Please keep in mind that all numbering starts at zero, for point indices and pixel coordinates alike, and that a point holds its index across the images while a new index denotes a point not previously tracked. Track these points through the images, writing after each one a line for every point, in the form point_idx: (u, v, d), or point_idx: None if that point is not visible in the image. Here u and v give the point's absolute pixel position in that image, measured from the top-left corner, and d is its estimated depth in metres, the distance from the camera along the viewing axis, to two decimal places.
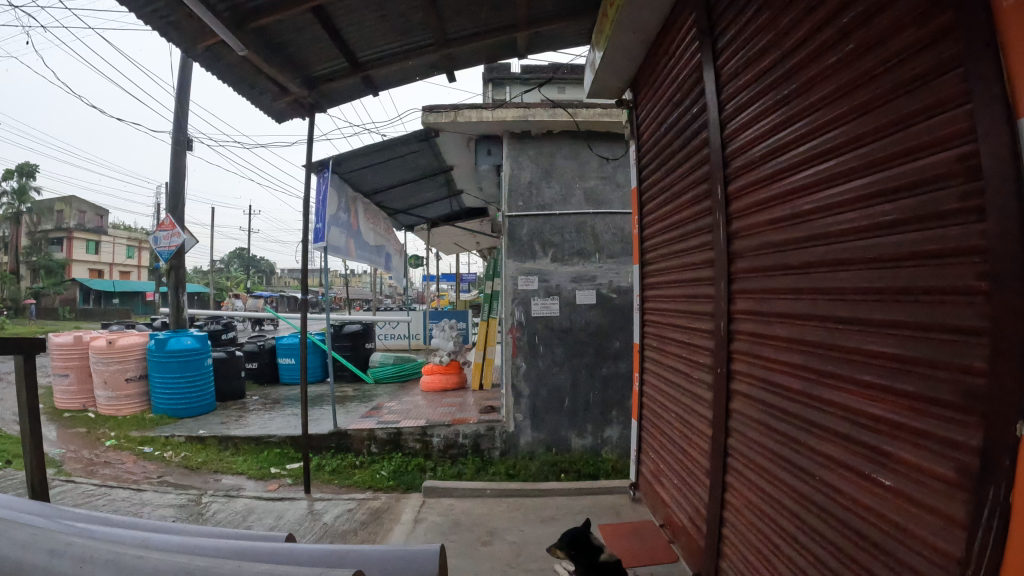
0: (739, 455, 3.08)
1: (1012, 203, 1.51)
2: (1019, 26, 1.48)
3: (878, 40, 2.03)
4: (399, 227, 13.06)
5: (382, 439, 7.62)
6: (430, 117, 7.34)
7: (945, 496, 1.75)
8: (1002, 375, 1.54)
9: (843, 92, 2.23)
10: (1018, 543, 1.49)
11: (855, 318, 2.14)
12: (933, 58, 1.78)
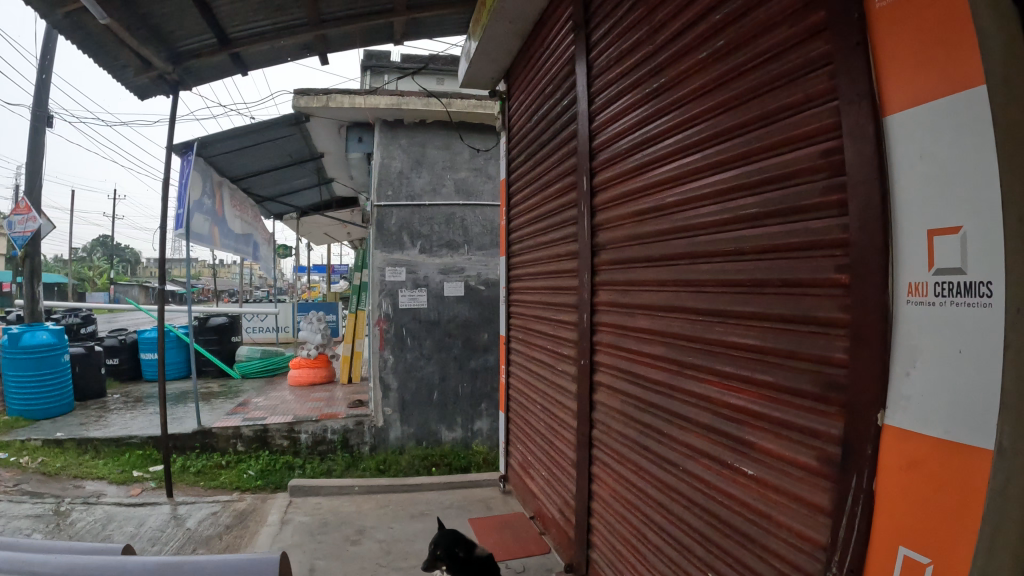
0: (605, 446, 3.05)
1: (874, 198, 1.50)
2: (892, 22, 1.47)
3: (750, 36, 2.02)
4: (268, 215, 12.42)
5: (249, 437, 7.17)
6: (301, 100, 6.91)
7: (809, 484, 1.75)
8: (862, 366, 1.54)
9: (711, 87, 2.21)
10: (883, 530, 1.48)
11: (715, 310, 2.12)
12: (802, 55, 1.78)
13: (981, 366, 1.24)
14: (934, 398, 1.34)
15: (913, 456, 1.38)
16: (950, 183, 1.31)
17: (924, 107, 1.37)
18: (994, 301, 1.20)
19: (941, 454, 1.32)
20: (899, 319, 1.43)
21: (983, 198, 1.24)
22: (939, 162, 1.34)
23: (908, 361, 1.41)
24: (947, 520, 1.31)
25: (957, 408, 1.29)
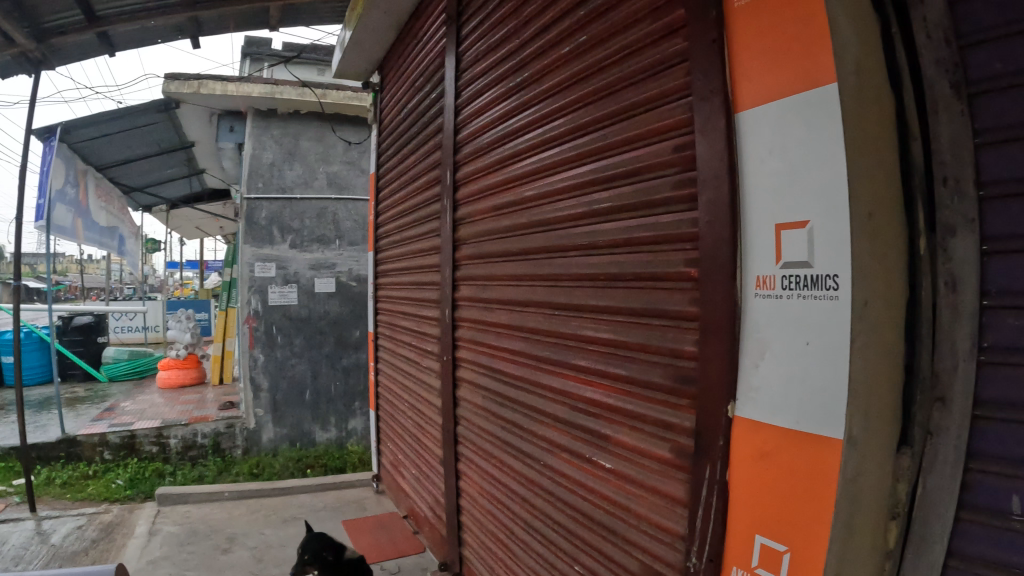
0: (469, 442, 2.95)
1: (723, 191, 1.46)
2: (750, 20, 1.43)
3: (609, 34, 1.97)
4: (136, 207, 11.56)
5: (115, 445, 6.43)
6: (172, 85, 6.35)
7: (663, 476, 1.69)
8: (711, 359, 1.49)
9: (571, 82, 2.15)
10: (740, 522, 1.43)
11: (571, 303, 2.06)
12: (660, 52, 1.74)
13: (829, 359, 1.20)
14: (782, 392, 1.30)
15: (765, 448, 1.35)
16: (798, 176, 1.27)
17: (777, 101, 1.35)
18: (841, 293, 1.17)
19: (790, 445, 1.29)
20: (746, 314, 1.39)
21: (830, 189, 1.21)
22: (787, 154, 1.30)
23: (755, 355, 1.36)
24: (798, 509, 1.29)
25: (803, 400, 1.26)
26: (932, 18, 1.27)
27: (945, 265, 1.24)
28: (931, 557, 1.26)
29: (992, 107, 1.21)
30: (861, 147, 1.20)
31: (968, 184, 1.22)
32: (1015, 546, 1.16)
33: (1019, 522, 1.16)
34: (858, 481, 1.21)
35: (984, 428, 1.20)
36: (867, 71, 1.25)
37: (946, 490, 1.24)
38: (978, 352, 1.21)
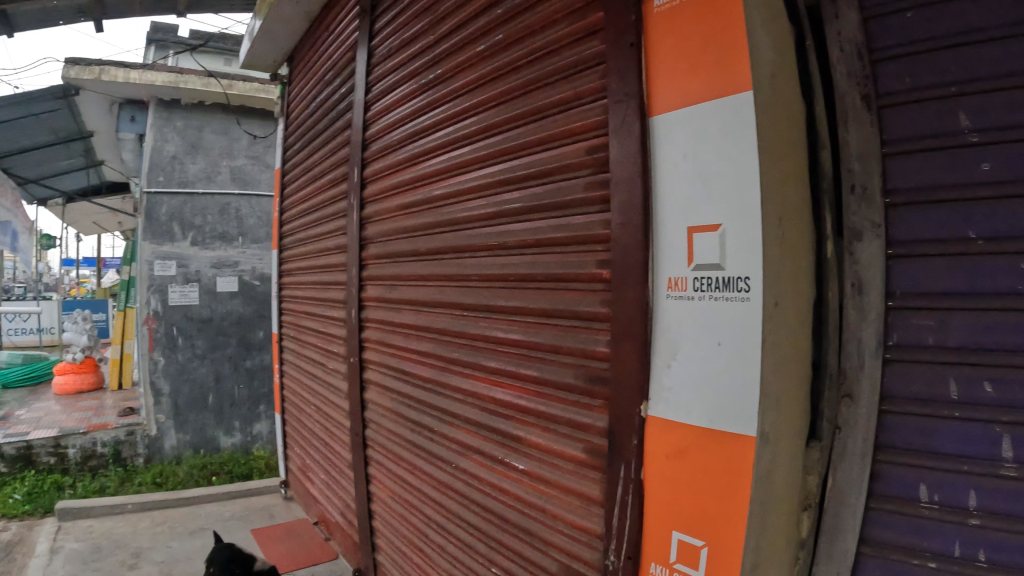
0: (377, 444, 2.69)
1: (637, 194, 1.34)
2: (668, 30, 1.33)
3: (528, 32, 1.77)
4: (29, 201, 10.80)
5: (10, 456, 5.70)
6: (71, 70, 5.88)
7: (577, 476, 1.54)
8: (624, 359, 1.35)
9: (488, 80, 1.93)
10: (658, 520, 1.33)
11: (477, 304, 1.82)
12: (576, 54, 1.58)
13: (740, 360, 1.15)
14: (694, 390, 1.22)
15: (681, 446, 1.26)
16: (709, 177, 1.21)
17: (691, 106, 1.26)
18: (753, 296, 1.12)
19: (704, 441, 1.21)
20: (656, 317, 1.29)
21: (739, 189, 1.15)
22: (701, 157, 1.22)
23: (667, 354, 1.27)
24: (711, 506, 1.21)
25: (713, 397, 1.19)
26: (845, 32, 1.31)
27: (851, 267, 1.27)
28: (843, 547, 1.28)
29: (900, 118, 1.26)
30: (772, 148, 1.17)
31: (875, 191, 1.26)
32: (923, 532, 1.20)
33: (927, 509, 1.19)
34: (773, 476, 1.19)
35: (891, 422, 1.23)
36: (781, 75, 1.24)
37: (856, 482, 1.26)
38: (884, 351, 1.24)
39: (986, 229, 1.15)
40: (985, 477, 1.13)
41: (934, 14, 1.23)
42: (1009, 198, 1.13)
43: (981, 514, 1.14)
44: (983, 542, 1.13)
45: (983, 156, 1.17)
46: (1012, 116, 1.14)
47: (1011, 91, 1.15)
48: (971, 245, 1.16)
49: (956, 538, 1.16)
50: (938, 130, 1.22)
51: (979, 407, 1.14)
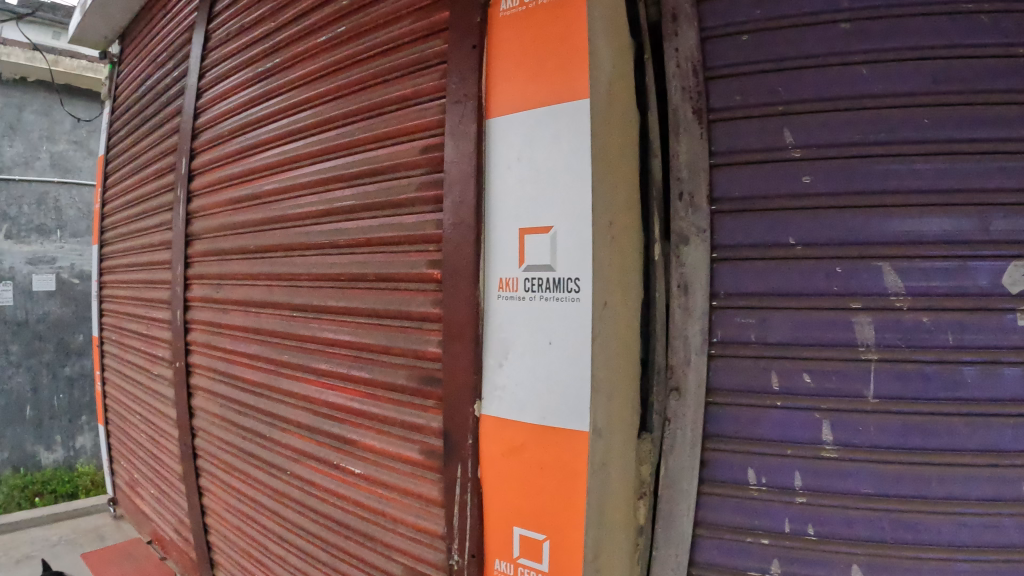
0: (208, 455, 2.46)
1: (470, 194, 1.27)
2: (510, 34, 1.28)
3: (371, 27, 1.65)
4: None
5: None
6: None
7: (414, 478, 1.46)
8: (454, 359, 1.29)
9: (325, 74, 1.79)
10: (499, 518, 1.29)
11: (307, 305, 1.69)
12: (418, 53, 1.49)
13: (571, 358, 1.12)
14: (528, 389, 1.18)
15: (516, 443, 1.22)
16: (543, 179, 1.17)
17: (531, 111, 1.22)
18: (583, 296, 1.10)
19: (540, 437, 1.18)
20: (487, 319, 1.24)
21: (573, 189, 1.13)
22: (536, 159, 1.18)
23: (498, 353, 1.22)
24: (552, 501, 1.19)
25: (548, 392, 1.15)
26: (683, 50, 1.29)
27: (678, 270, 1.25)
28: (680, 529, 1.28)
29: (729, 132, 1.27)
30: (606, 151, 1.14)
31: (702, 197, 1.24)
32: (753, 511, 1.25)
33: (756, 491, 1.24)
34: (608, 471, 1.17)
35: (717, 413, 1.25)
36: (618, 83, 1.21)
37: (688, 467, 1.26)
38: (709, 345, 1.25)
39: (804, 236, 1.21)
40: (808, 459, 1.21)
41: (766, 39, 1.27)
42: (827, 208, 1.21)
43: (807, 492, 1.22)
44: (811, 516, 1.22)
45: (803, 170, 1.22)
46: (833, 136, 1.21)
47: (832, 114, 1.22)
48: (791, 250, 1.22)
49: (785, 514, 1.23)
50: (763, 143, 1.25)
51: (801, 397, 1.21)
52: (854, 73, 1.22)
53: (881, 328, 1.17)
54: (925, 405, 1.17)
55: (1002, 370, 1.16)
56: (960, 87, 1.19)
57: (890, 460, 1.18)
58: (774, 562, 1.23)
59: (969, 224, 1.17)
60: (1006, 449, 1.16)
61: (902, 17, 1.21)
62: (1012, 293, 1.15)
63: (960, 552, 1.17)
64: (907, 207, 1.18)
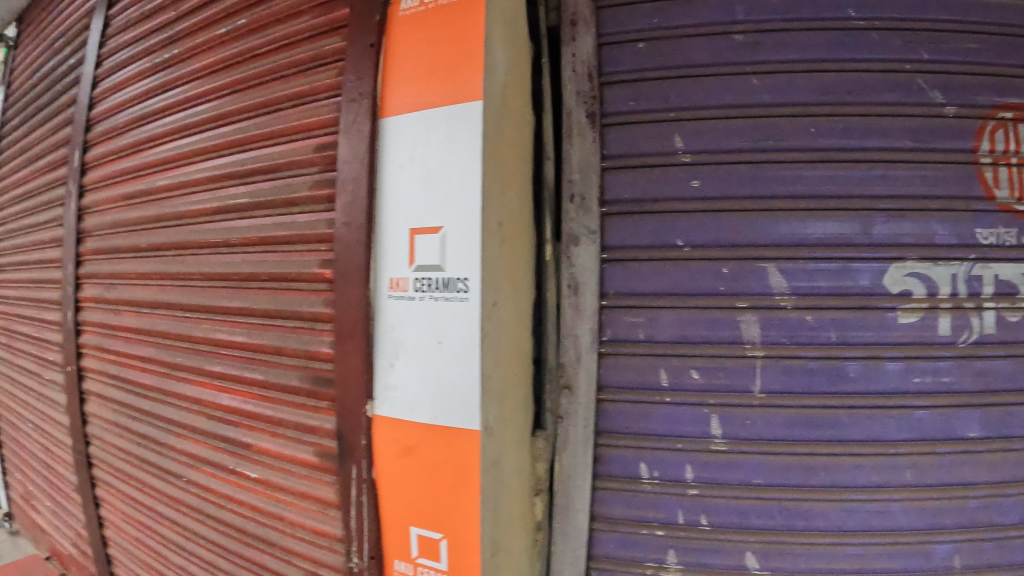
0: (104, 463, 2.34)
1: (362, 193, 1.25)
2: (409, 33, 1.27)
3: (271, 20, 1.60)
4: None
5: None
6: None
7: (312, 481, 1.43)
8: (346, 360, 1.27)
9: (222, 67, 1.73)
10: (396, 517, 1.28)
11: (200, 305, 1.63)
12: (318, 48, 1.46)
13: (460, 357, 1.12)
14: (418, 388, 1.17)
15: (409, 443, 1.21)
16: (433, 179, 1.16)
17: (422, 112, 1.20)
18: (471, 296, 1.10)
19: (430, 437, 1.17)
20: (377, 319, 1.23)
21: (461, 190, 1.12)
22: (427, 159, 1.18)
23: (390, 353, 1.21)
24: (446, 499, 1.19)
25: (437, 391, 1.15)
26: (580, 54, 1.30)
27: (568, 269, 1.27)
28: (576, 523, 1.30)
29: (621, 136, 1.29)
30: (495, 154, 1.15)
31: (593, 201, 1.27)
32: (647, 503, 1.28)
33: (649, 484, 1.27)
34: (500, 469, 1.18)
35: (608, 409, 1.28)
36: (512, 86, 1.22)
37: (582, 465, 1.28)
38: (599, 344, 1.28)
39: (691, 237, 1.25)
40: (698, 452, 1.25)
41: (662, 48, 1.29)
42: (715, 211, 1.24)
43: (698, 484, 1.25)
44: (704, 507, 1.25)
45: (692, 173, 1.26)
46: (722, 143, 1.25)
47: (721, 121, 1.25)
48: (679, 251, 1.25)
49: (679, 506, 1.26)
50: (654, 148, 1.27)
51: (688, 393, 1.24)
52: (746, 83, 1.26)
53: (766, 326, 1.22)
54: (809, 400, 1.22)
55: (884, 364, 1.23)
56: (846, 99, 1.25)
57: (778, 452, 1.23)
58: (671, 552, 1.27)
59: (852, 228, 1.23)
60: (890, 439, 1.23)
61: (796, 31, 1.26)
62: (893, 293, 1.22)
63: (849, 537, 1.23)
64: (791, 212, 1.23)
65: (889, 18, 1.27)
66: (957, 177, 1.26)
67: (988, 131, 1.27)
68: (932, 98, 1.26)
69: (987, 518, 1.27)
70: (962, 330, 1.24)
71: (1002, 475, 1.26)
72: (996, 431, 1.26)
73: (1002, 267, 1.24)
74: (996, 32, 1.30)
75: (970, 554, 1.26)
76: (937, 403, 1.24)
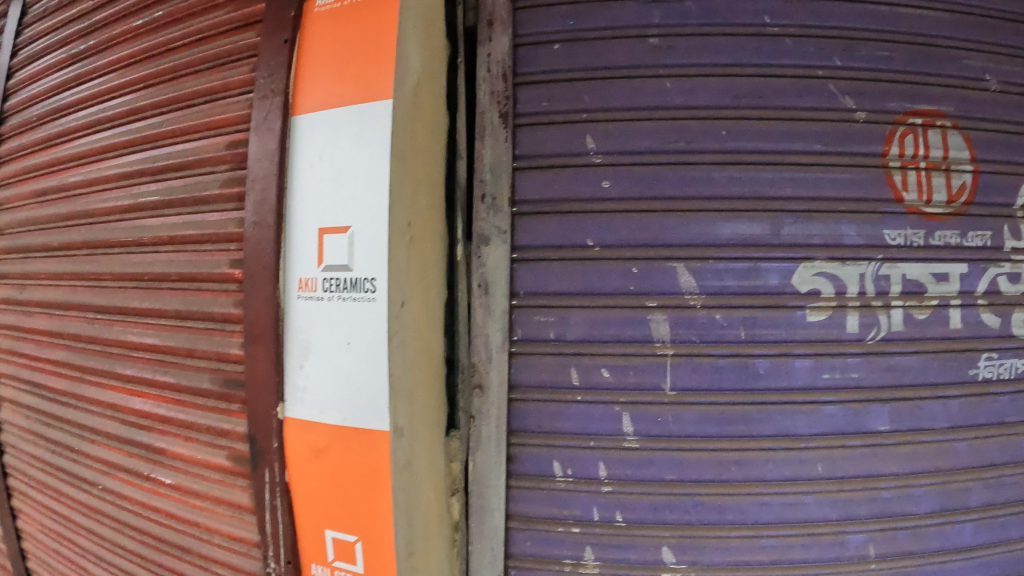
0: (19, 472, 2.25)
1: (271, 192, 1.23)
2: (325, 31, 1.24)
3: (179, 12, 1.54)
4: None
5: None
6: None
7: (224, 486, 1.40)
8: (255, 362, 1.25)
9: (131, 60, 1.66)
10: (310, 521, 1.25)
11: (112, 306, 1.59)
12: (230, 43, 1.41)
13: (368, 358, 1.11)
14: (328, 389, 1.16)
15: (319, 445, 1.19)
16: (342, 178, 1.15)
17: (334, 110, 1.18)
18: (379, 296, 1.09)
19: (341, 439, 1.16)
20: (288, 320, 1.21)
21: (369, 189, 1.11)
22: (336, 158, 1.16)
23: (300, 354, 1.20)
24: (358, 502, 1.17)
25: (346, 392, 1.14)
26: (495, 55, 1.30)
27: (479, 269, 1.28)
28: (493, 523, 1.29)
29: (533, 136, 1.29)
30: (404, 152, 1.15)
31: (503, 201, 1.28)
32: (562, 501, 1.28)
33: (562, 482, 1.27)
34: (411, 470, 1.17)
35: (520, 409, 1.28)
36: (426, 85, 1.22)
37: (496, 464, 1.28)
38: (510, 344, 1.28)
39: (601, 237, 1.26)
40: (610, 449, 1.26)
41: (577, 50, 1.29)
42: (625, 211, 1.26)
43: (611, 482, 1.26)
44: (618, 504, 1.26)
45: (603, 174, 1.27)
46: (632, 144, 1.27)
47: (632, 122, 1.27)
48: (589, 251, 1.26)
49: (593, 503, 1.27)
50: (565, 149, 1.28)
51: (599, 391, 1.26)
52: (659, 86, 1.27)
53: (675, 325, 1.24)
54: (720, 397, 1.24)
55: (794, 361, 1.26)
56: (758, 103, 1.28)
57: (690, 448, 1.25)
58: (588, 549, 1.27)
59: (761, 228, 1.25)
60: (801, 434, 1.26)
61: (712, 35, 1.28)
62: (802, 292, 1.25)
63: (765, 530, 1.26)
64: (699, 213, 1.25)
65: (802, 25, 1.30)
66: (868, 180, 1.30)
67: (898, 135, 1.32)
68: (842, 103, 1.30)
69: (899, 507, 1.31)
70: (869, 328, 1.28)
71: (912, 467, 1.31)
72: (905, 424, 1.31)
73: (910, 267, 1.30)
74: (905, 41, 1.35)
75: (883, 543, 1.30)
76: (846, 398, 1.27)
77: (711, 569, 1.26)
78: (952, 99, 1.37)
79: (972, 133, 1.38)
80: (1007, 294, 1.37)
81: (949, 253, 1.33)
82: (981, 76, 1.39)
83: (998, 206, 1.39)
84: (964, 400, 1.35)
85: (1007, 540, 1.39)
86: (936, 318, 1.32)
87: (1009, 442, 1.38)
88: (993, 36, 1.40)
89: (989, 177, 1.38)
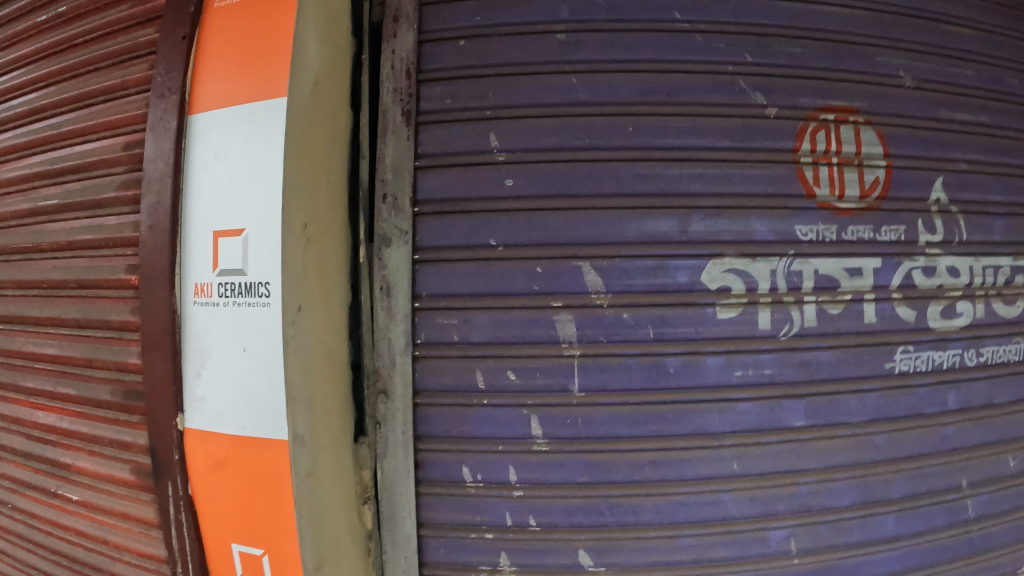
0: None
1: (166, 195, 1.18)
2: (223, 26, 1.18)
3: (77, 8, 1.47)
4: None
5: None
6: None
7: (129, 501, 1.34)
8: (152, 371, 1.20)
9: (29, 59, 1.59)
10: (215, 537, 1.19)
11: (13, 316, 1.53)
12: (129, 40, 1.35)
13: (263, 365, 1.07)
14: (224, 398, 1.11)
15: (217, 456, 1.14)
16: (235, 179, 1.10)
17: (228, 107, 1.13)
18: (273, 301, 1.06)
19: (238, 450, 1.11)
20: (184, 327, 1.16)
21: (261, 189, 1.07)
22: (229, 159, 1.11)
23: (197, 362, 1.15)
24: (259, 515, 1.12)
25: (243, 400, 1.09)
26: (399, 51, 1.27)
27: (380, 271, 1.25)
28: (404, 531, 1.26)
29: (435, 135, 1.28)
30: (300, 152, 1.11)
31: (404, 200, 1.25)
32: (474, 507, 1.26)
33: (472, 488, 1.26)
34: (315, 480, 1.13)
35: (425, 413, 1.26)
36: (326, 83, 1.18)
37: (403, 471, 1.26)
38: (414, 347, 1.26)
39: (504, 237, 1.25)
40: (519, 454, 1.25)
41: (483, 47, 1.27)
42: (529, 209, 1.25)
43: (522, 485, 1.25)
44: (531, 508, 1.25)
45: (506, 172, 1.25)
46: (536, 142, 1.25)
47: (537, 119, 1.26)
48: (492, 251, 1.24)
49: (506, 508, 1.25)
50: (469, 147, 1.27)
51: (505, 394, 1.24)
52: (565, 82, 1.26)
53: (582, 325, 1.23)
54: (630, 397, 1.23)
55: (704, 360, 1.25)
56: (666, 100, 1.27)
57: (602, 449, 1.24)
58: (503, 554, 1.26)
59: (670, 226, 1.25)
60: (715, 431, 1.26)
61: (622, 31, 1.27)
62: (711, 290, 1.25)
63: (682, 529, 1.25)
64: (604, 211, 1.24)
65: (712, 21, 1.30)
66: (778, 175, 1.30)
67: (810, 131, 1.32)
68: (753, 99, 1.30)
69: (819, 502, 1.31)
70: (782, 324, 1.27)
71: (830, 461, 1.31)
72: (822, 418, 1.31)
73: (822, 263, 1.30)
74: (817, 37, 1.35)
75: (804, 538, 1.30)
76: (759, 395, 1.27)
77: (628, 570, 1.24)
78: (863, 94, 1.37)
79: (883, 129, 1.39)
80: (921, 288, 1.38)
81: (861, 247, 1.33)
82: (895, 73, 1.41)
83: (911, 200, 1.40)
84: (882, 394, 1.35)
85: (930, 530, 1.40)
86: (849, 313, 1.32)
87: (927, 433, 1.39)
88: (904, 32, 1.41)
89: (902, 171, 1.40)
